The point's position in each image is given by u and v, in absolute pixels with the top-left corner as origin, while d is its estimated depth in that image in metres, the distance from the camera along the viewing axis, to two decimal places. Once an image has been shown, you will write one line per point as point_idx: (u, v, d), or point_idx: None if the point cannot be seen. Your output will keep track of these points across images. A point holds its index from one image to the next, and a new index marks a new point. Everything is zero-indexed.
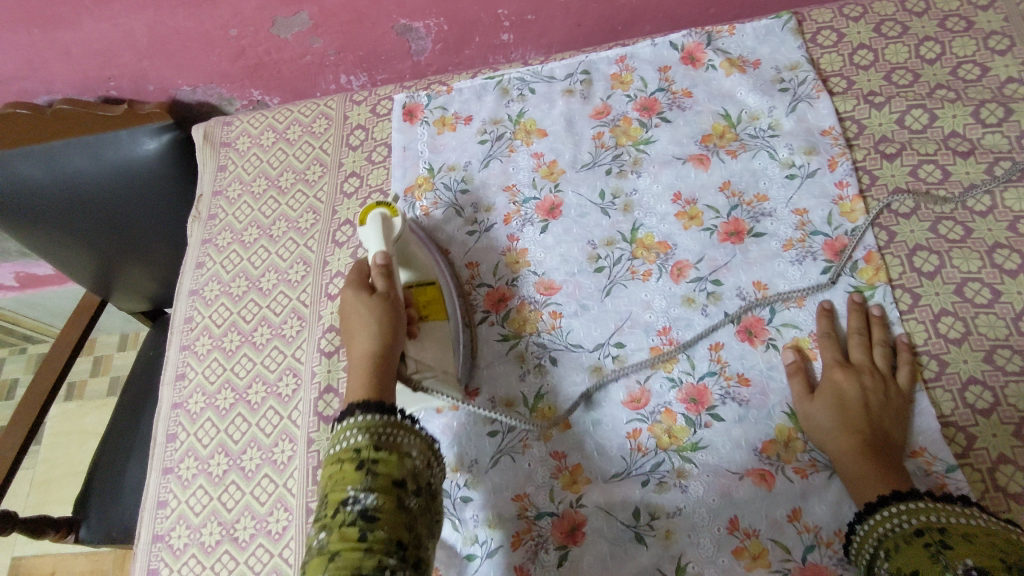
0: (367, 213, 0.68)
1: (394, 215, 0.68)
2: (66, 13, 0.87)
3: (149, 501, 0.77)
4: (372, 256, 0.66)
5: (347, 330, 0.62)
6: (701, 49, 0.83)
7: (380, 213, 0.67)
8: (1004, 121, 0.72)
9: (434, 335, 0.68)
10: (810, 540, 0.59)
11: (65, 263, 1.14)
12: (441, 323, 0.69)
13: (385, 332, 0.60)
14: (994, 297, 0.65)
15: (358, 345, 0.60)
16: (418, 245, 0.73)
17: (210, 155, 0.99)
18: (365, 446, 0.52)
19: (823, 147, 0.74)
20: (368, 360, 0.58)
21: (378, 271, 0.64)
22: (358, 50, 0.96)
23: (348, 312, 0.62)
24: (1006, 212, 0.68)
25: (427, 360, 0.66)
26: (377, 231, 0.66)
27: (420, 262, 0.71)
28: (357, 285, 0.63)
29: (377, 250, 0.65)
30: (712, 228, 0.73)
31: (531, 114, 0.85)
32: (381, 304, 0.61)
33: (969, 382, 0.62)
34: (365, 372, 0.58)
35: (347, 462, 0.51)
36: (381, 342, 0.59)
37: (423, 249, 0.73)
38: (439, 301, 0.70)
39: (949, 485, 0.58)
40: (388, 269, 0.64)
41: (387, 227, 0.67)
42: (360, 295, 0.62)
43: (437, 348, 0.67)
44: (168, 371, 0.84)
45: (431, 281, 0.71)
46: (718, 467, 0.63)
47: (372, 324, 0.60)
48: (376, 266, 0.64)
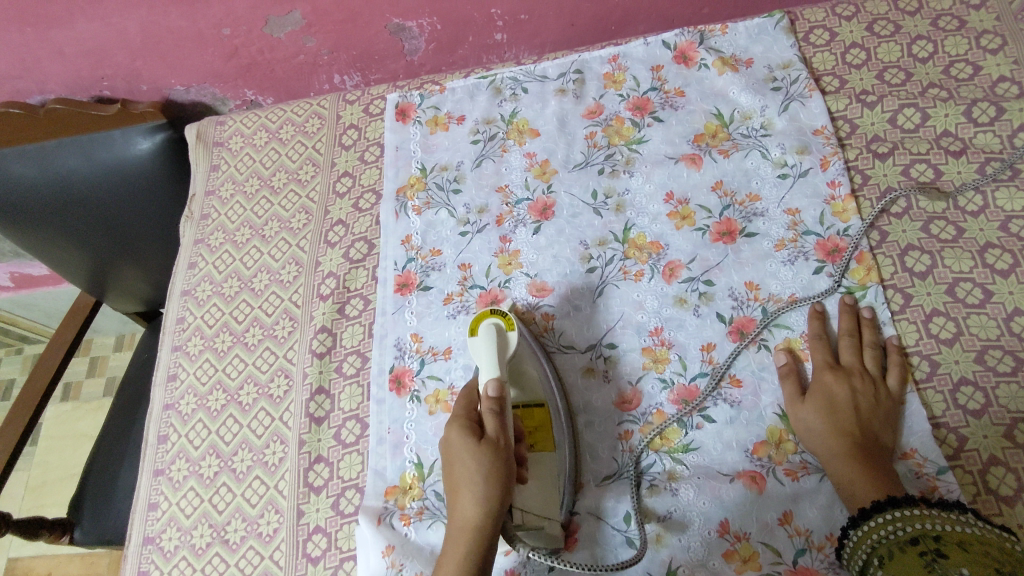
0: (478, 326, 0.66)
1: (508, 328, 0.66)
2: (58, 12, 0.86)
3: (140, 503, 0.76)
4: (484, 382, 0.62)
5: (448, 475, 0.56)
6: (694, 48, 0.83)
7: (494, 325, 0.66)
8: (996, 119, 0.72)
9: (541, 472, 0.61)
10: (801, 544, 0.59)
11: (59, 263, 1.14)
12: (546, 455, 0.62)
13: (493, 491, 0.54)
14: (985, 297, 0.65)
15: (459, 505, 0.54)
16: (531, 360, 0.67)
17: (203, 155, 0.99)
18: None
19: (816, 147, 0.74)
20: (467, 537, 0.52)
21: (490, 412, 0.58)
22: (351, 49, 0.96)
23: (452, 454, 0.56)
24: (998, 212, 0.68)
25: (532, 508, 0.59)
26: (490, 350, 0.63)
27: (530, 380, 0.66)
28: (463, 428, 0.57)
29: (490, 379, 0.61)
30: (704, 228, 0.73)
31: (523, 114, 0.85)
32: (490, 455, 0.55)
33: (960, 383, 0.62)
34: (461, 545, 0.52)
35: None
36: (484, 516, 0.53)
37: (536, 363, 0.68)
38: (547, 430, 0.63)
39: (941, 488, 0.58)
40: (498, 407, 0.58)
41: (500, 343, 0.64)
42: (468, 446, 0.56)
43: (545, 491, 0.60)
44: (160, 372, 0.84)
45: (540, 403, 0.65)
46: (709, 469, 0.63)
47: (478, 481, 0.54)
48: (488, 400, 0.59)
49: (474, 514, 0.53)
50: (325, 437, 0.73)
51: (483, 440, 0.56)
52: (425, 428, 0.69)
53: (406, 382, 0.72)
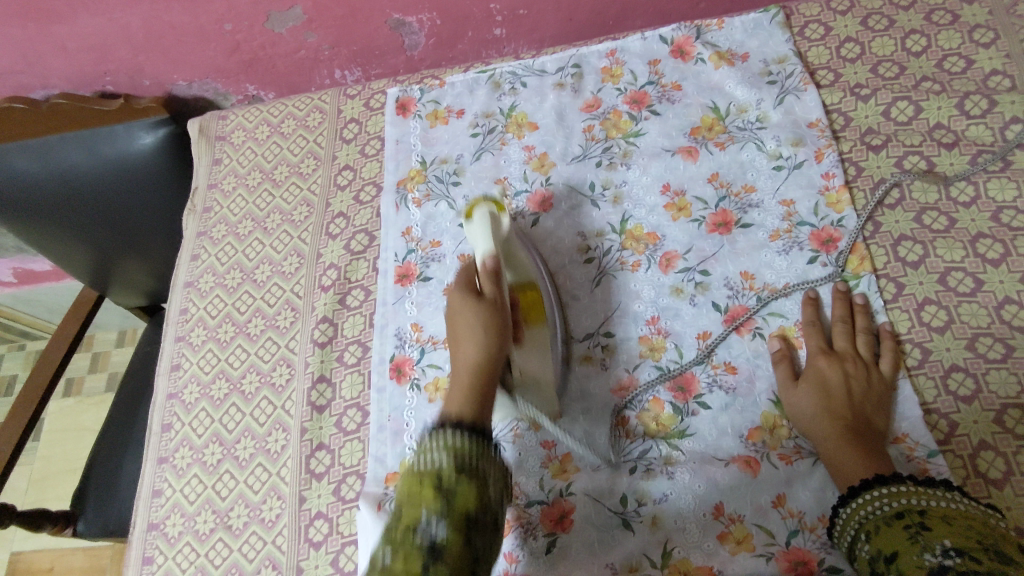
0: (472, 210, 0.68)
1: (500, 212, 0.68)
2: (62, 7, 0.87)
3: (144, 490, 0.78)
4: (481, 258, 0.64)
5: (452, 334, 0.60)
6: (690, 43, 0.84)
7: (486, 210, 0.67)
8: (988, 112, 0.73)
9: (535, 340, 0.65)
10: (794, 525, 0.60)
11: (62, 257, 1.15)
12: (541, 330, 0.65)
13: (491, 336, 0.57)
14: (976, 286, 0.66)
15: (463, 350, 0.57)
16: (522, 249, 0.71)
17: (205, 149, 1.00)
18: (449, 470, 0.46)
19: (810, 139, 0.75)
20: (472, 372, 0.55)
21: (487, 278, 0.61)
22: (352, 44, 0.97)
23: (455, 314, 0.60)
24: (989, 203, 0.69)
25: (531, 369, 0.64)
26: (485, 231, 0.65)
27: (520, 261, 0.70)
28: (464, 287, 0.61)
29: (486, 252, 0.64)
30: (700, 219, 0.74)
31: (522, 107, 0.86)
32: (490, 310, 0.59)
33: (951, 369, 0.63)
34: (469, 379, 0.54)
35: (427, 481, 0.46)
36: (483, 353, 0.56)
37: (523, 248, 0.71)
38: (541, 304, 0.67)
39: (931, 470, 0.59)
40: (495, 276, 0.62)
41: (494, 225, 0.66)
42: (468, 301, 0.59)
43: (541, 352, 0.65)
44: (163, 362, 0.85)
45: (531, 283, 0.68)
46: (704, 454, 0.64)
47: (478, 328, 0.57)
48: (484, 271, 0.62)
49: (477, 355, 0.56)
50: (327, 424, 0.74)
51: (483, 299, 0.60)
52: (425, 415, 0.70)
53: (406, 370, 0.73)
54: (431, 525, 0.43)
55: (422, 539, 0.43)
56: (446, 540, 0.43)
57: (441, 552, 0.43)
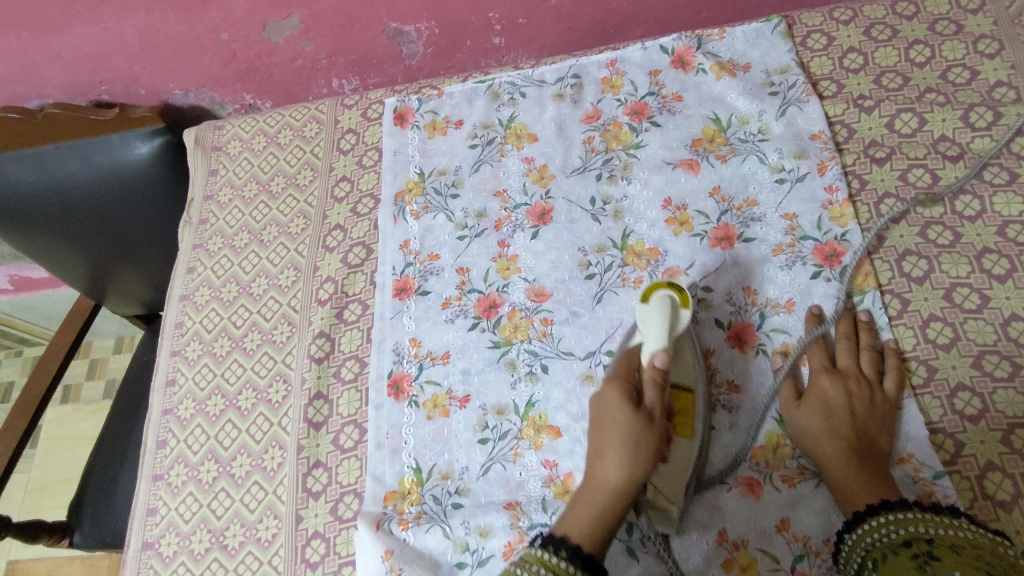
0: (652, 292, 0.63)
1: (682, 304, 0.62)
2: (56, 17, 0.86)
3: (139, 508, 0.77)
4: (648, 351, 0.59)
5: (598, 435, 0.58)
6: (691, 53, 0.83)
7: (666, 296, 0.62)
8: (993, 124, 0.72)
9: (676, 460, 0.60)
10: (799, 550, 0.59)
11: (58, 266, 1.14)
12: (683, 441, 0.61)
13: (640, 463, 0.55)
14: (982, 302, 0.65)
15: (604, 466, 0.56)
16: (689, 345, 0.64)
17: (201, 160, 0.99)
18: None
19: (813, 152, 0.74)
20: (607, 497, 0.55)
21: (651, 378, 0.58)
22: (349, 53, 0.96)
23: (608, 414, 0.58)
24: (995, 217, 0.68)
25: (664, 489, 0.60)
26: (660, 317, 0.60)
27: (687, 360, 0.64)
28: (625, 391, 0.58)
29: (656, 347, 0.59)
30: (702, 233, 0.73)
31: (521, 118, 0.85)
32: (644, 424, 0.56)
33: (957, 388, 0.62)
34: (597, 501, 0.55)
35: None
36: (626, 475, 0.55)
37: (691, 346, 0.65)
38: (693, 418, 0.62)
39: (936, 493, 0.58)
40: (660, 379, 0.58)
41: (672, 316, 0.61)
42: (625, 408, 0.57)
43: (676, 473, 0.60)
44: (159, 377, 0.84)
45: (689, 389, 0.63)
46: (707, 475, 0.63)
47: (626, 461, 0.55)
48: (652, 369, 0.58)
49: (619, 477, 0.55)
50: (323, 442, 0.73)
51: (640, 409, 0.57)
52: (423, 433, 0.69)
53: (404, 387, 0.72)
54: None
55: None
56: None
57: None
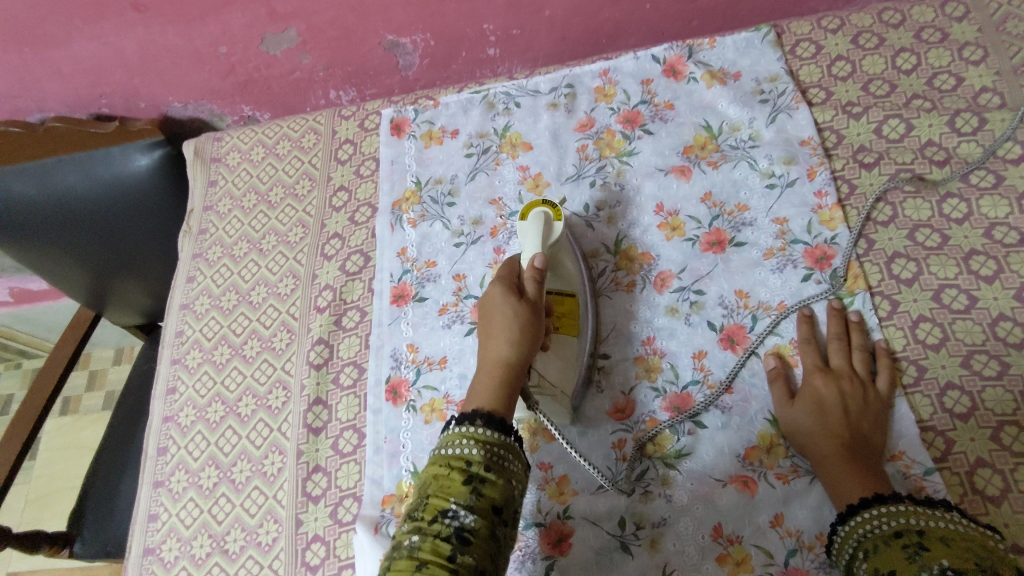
0: (529, 211, 0.69)
1: (557, 217, 0.68)
2: (57, 32, 0.88)
3: (140, 515, 0.77)
4: (528, 257, 0.65)
5: (484, 326, 0.60)
6: (682, 62, 0.85)
7: (541, 213, 0.68)
8: (978, 129, 0.74)
9: (563, 351, 0.67)
10: (792, 545, 0.60)
11: (59, 278, 1.15)
12: (569, 339, 0.68)
13: (525, 342, 0.58)
14: (970, 303, 0.66)
15: (494, 344, 0.58)
16: (569, 255, 0.72)
17: (201, 171, 1.00)
18: (477, 462, 0.50)
19: (802, 157, 0.76)
20: (497, 373, 0.56)
21: (530, 275, 0.62)
22: (346, 65, 0.97)
23: (492, 304, 0.60)
24: (981, 219, 0.69)
25: (550, 376, 0.65)
26: (536, 231, 0.67)
27: (567, 273, 0.71)
28: (507, 288, 0.60)
29: (534, 254, 0.65)
30: (694, 238, 0.75)
31: (516, 127, 0.86)
32: (528, 310, 0.59)
33: (947, 387, 0.63)
34: (491, 381, 0.56)
35: (455, 470, 0.50)
36: (515, 352, 0.57)
37: (573, 260, 0.73)
38: (575, 319, 0.69)
39: (928, 488, 0.59)
40: (540, 275, 0.63)
41: (547, 228, 0.67)
42: (507, 296, 0.60)
43: (563, 366, 0.66)
44: (159, 385, 0.85)
45: (572, 294, 0.70)
46: (701, 474, 0.64)
47: (512, 330, 0.58)
48: (531, 269, 0.63)
49: (509, 352, 0.57)
50: (322, 447, 0.74)
51: (523, 299, 0.60)
52: (422, 437, 0.70)
53: (402, 392, 0.73)
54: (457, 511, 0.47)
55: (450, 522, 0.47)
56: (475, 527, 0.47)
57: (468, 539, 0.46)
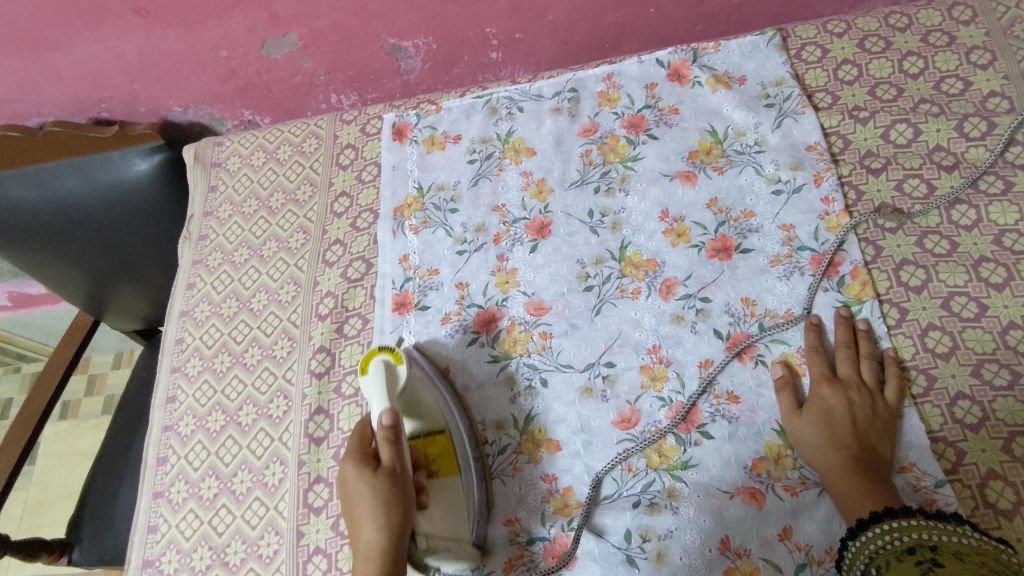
0: (369, 362, 0.66)
1: (398, 363, 0.66)
2: (57, 37, 0.87)
3: (139, 526, 0.76)
4: (377, 415, 0.62)
5: (349, 513, 0.58)
6: (687, 66, 0.84)
7: (381, 362, 0.65)
8: (987, 134, 0.73)
9: (445, 498, 0.64)
10: (802, 559, 0.59)
11: (58, 284, 1.14)
12: (453, 481, 0.64)
13: (391, 520, 0.56)
14: (980, 311, 0.65)
15: (362, 531, 0.56)
16: (427, 388, 0.68)
17: (201, 176, 0.99)
18: None
19: (809, 163, 0.75)
20: (374, 563, 0.55)
21: (382, 438, 0.59)
22: (347, 69, 0.97)
23: (349, 487, 0.58)
24: (991, 226, 0.68)
25: (439, 532, 0.63)
26: (379, 384, 0.64)
27: (429, 410, 0.67)
28: (358, 461, 0.59)
29: (381, 411, 0.61)
30: (700, 244, 0.74)
31: (519, 133, 0.85)
32: (388, 481, 0.58)
33: (957, 397, 0.62)
34: (369, 572, 0.54)
35: None
36: (386, 537, 0.56)
37: (433, 390, 0.69)
38: (450, 458, 0.65)
39: (939, 501, 0.58)
40: (394, 435, 0.60)
41: (390, 377, 0.65)
42: (361, 472, 0.58)
43: (447, 513, 0.63)
44: (159, 394, 0.84)
45: (442, 429, 0.66)
46: (708, 485, 0.63)
47: (375, 506, 0.56)
48: (382, 429, 0.60)
49: (380, 540, 0.56)
50: (324, 457, 0.73)
51: (378, 469, 0.58)
52: None
53: None
54: None
55: None
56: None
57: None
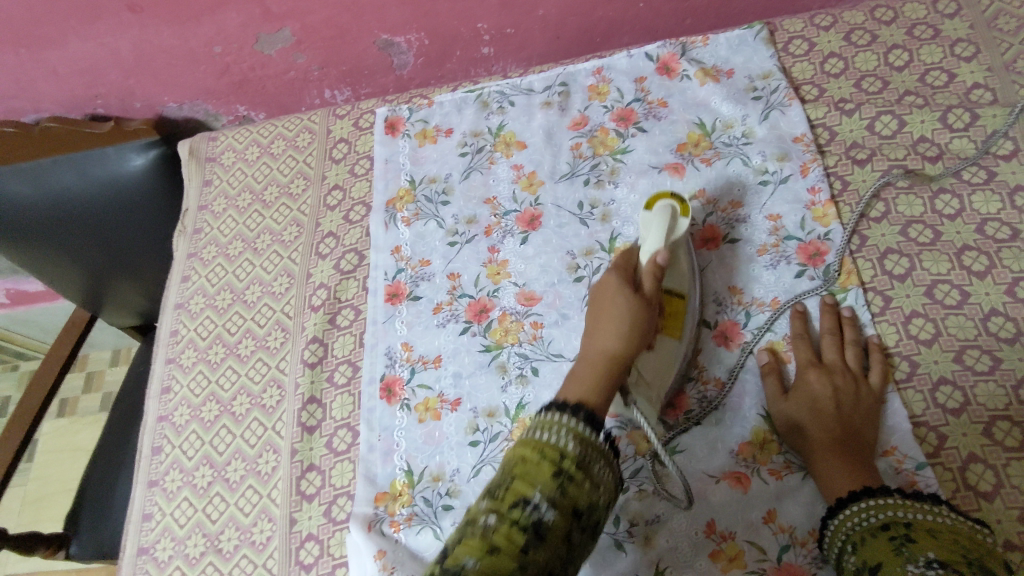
0: (657, 201, 0.67)
1: (682, 214, 0.66)
2: (52, 33, 0.88)
3: (134, 514, 0.77)
4: (650, 248, 0.63)
5: (595, 319, 0.60)
6: (675, 60, 0.85)
7: (670, 207, 0.66)
8: (971, 125, 0.74)
9: (663, 352, 0.65)
10: (785, 541, 0.60)
11: (55, 280, 1.15)
12: (671, 342, 0.65)
13: (635, 341, 0.58)
14: (963, 298, 0.66)
15: (601, 338, 0.58)
16: (684, 250, 0.69)
17: (196, 171, 1.00)
18: (569, 457, 0.49)
19: (795, 154, 0.76)
20: (608, 362, 0.56)
21: (649, 270, 0.61)
22: (341, 65, 0.98)
23: (608, 293, 0.60)
24: (974, 215, 0.69)
25: (647, 373, 0.63)
26: (662, 222, 0.64)
27: (681, 270, 0.68)
28: (624, 275, 0.61)
29: (655, 248, 0.63)
30: (688, 235, 0.75)
31: (510, 126, 0.86)
32: (642, 302, 0.59)
33: (940, 382, 0.63)
34: (596, 370, 0.56)
35: (545, 458, 0.49)
36: (621, 346, 0.57)
37: (687, 255, 0.69)
38: (683, 320, 0.66)
39: (920, 482, 0.59)
40: (659, 272, 0.61)
41: (671, 221, 0.65)
42: (623, 288, 0.60)
43: (660, 361, 0.64)
44: (154, 385, 0.85)
45: (682, 294, 0.67)
46: (695, 471, 0.64)
47: (623, 319, 0.58)
48: (653, 265, 0.62)
49: (617, 347, 0.57)
50: (317, 445, 0.74)
51: (640, 293, 0.60)
52: (415, 435, 0.70)
53: (396, 390, 0.73)
54: (541, 504, 0.46)
55: (529, 514, 0.45)
56: (554, 522, 0.46)
57: (544, 534, 0.45)
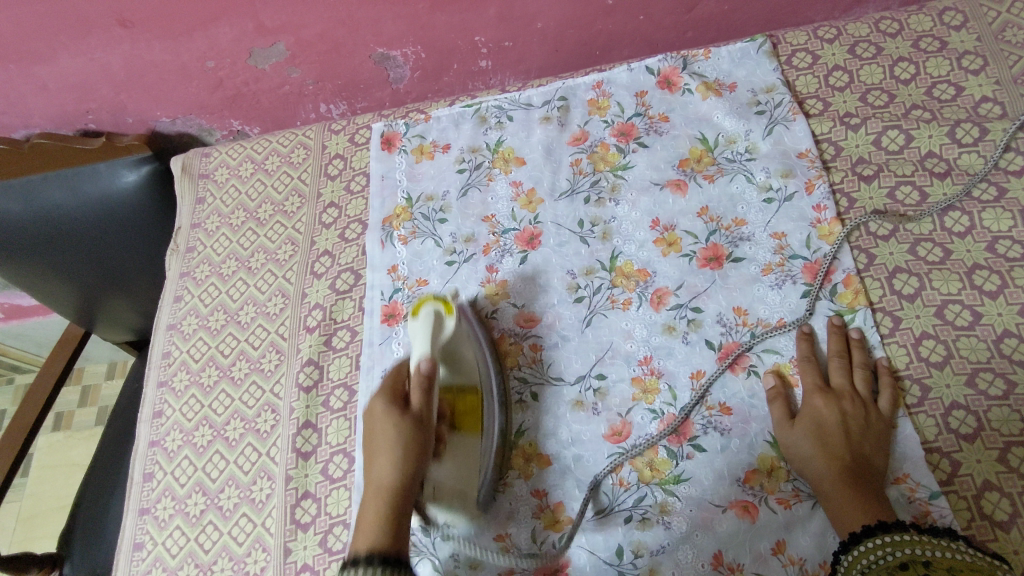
0: (420, 308, 0.68)
1: (447, 313, 0.67)
2: (41, 48, 0.86)
3: (126, 543, 0.75)
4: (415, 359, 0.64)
5: (371, 445, 0.60)
6: (677, 73, 0.83)
7: (432, 310, 0.67)
8: (980, 140, 0.72)
9: (462, 453, 0.65)
10: (795, 573, 0.58)
11: (48, 297, 1.14)
12: (471, 440, 0.66)
13: (409, 461, 0.57)
14: (974, 319, 0.64)
15: (378, 466, 0.57)
16: (469, 343, 0.70)
17: (189, 187, 0.98)
18: None
19: (800, 170, 0.74)
20: (384, 494, 0.55)
21: (416, 384, 0.61)
22: (336, 78, 0.96)
23: (376, 418, 0.60)
24: (984, 233, 0.68)
25: (447, 482, 0.63)
26: (424, 329, 0.65)
27: (467, 365, 0.69)
28: (390, 396, 0.61)
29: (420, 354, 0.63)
30: (691, 253, 0.73)
31: (509, 142, 0.85)
32: (413, 427, 0.59)
33: (952, 407, 0.61)
34: (380, 502, 0.55)
35: None
36: (399, 475, 0.56)
37: (473, 345, 0.70)
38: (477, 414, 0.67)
39: (934, 513, 0.57)
40: (428, 384, 0.61)
41: (436, 324, 0.66)
42: (389, 409, 0.60)
43: (462, 467, 0.64)
44: (146, 408, 0.83)
45: (474, 390, 0.68)
46: (700, 500, 0.62)
47: (396, 443, 0.57)
48: (418, 375, 0.61)
49: (392, 476, 0.56)
50: (312, 472, 0.72)
51: (407, 413, 0.60)
52: None
53: None
54: None
55: None
56: None
57: None
